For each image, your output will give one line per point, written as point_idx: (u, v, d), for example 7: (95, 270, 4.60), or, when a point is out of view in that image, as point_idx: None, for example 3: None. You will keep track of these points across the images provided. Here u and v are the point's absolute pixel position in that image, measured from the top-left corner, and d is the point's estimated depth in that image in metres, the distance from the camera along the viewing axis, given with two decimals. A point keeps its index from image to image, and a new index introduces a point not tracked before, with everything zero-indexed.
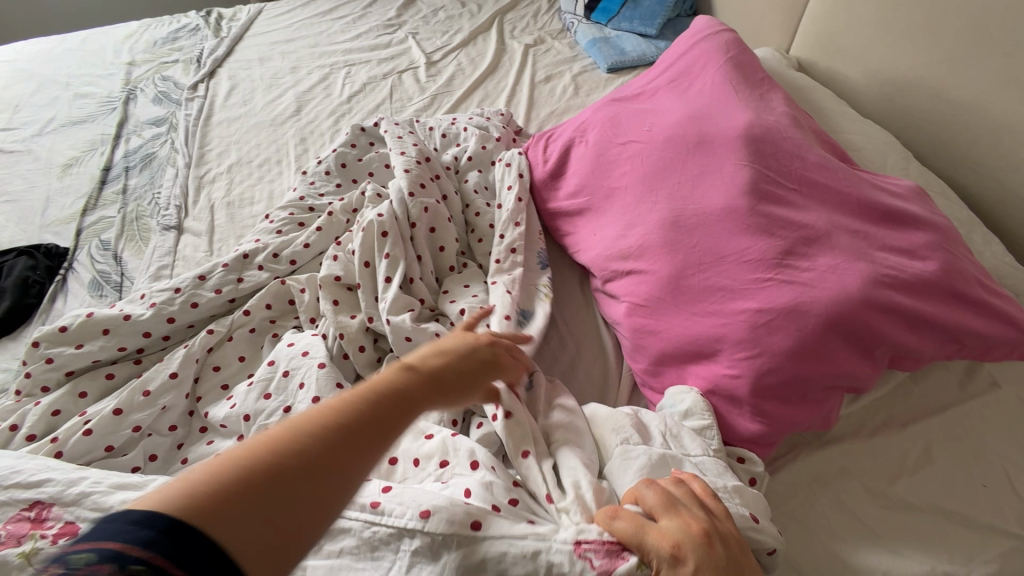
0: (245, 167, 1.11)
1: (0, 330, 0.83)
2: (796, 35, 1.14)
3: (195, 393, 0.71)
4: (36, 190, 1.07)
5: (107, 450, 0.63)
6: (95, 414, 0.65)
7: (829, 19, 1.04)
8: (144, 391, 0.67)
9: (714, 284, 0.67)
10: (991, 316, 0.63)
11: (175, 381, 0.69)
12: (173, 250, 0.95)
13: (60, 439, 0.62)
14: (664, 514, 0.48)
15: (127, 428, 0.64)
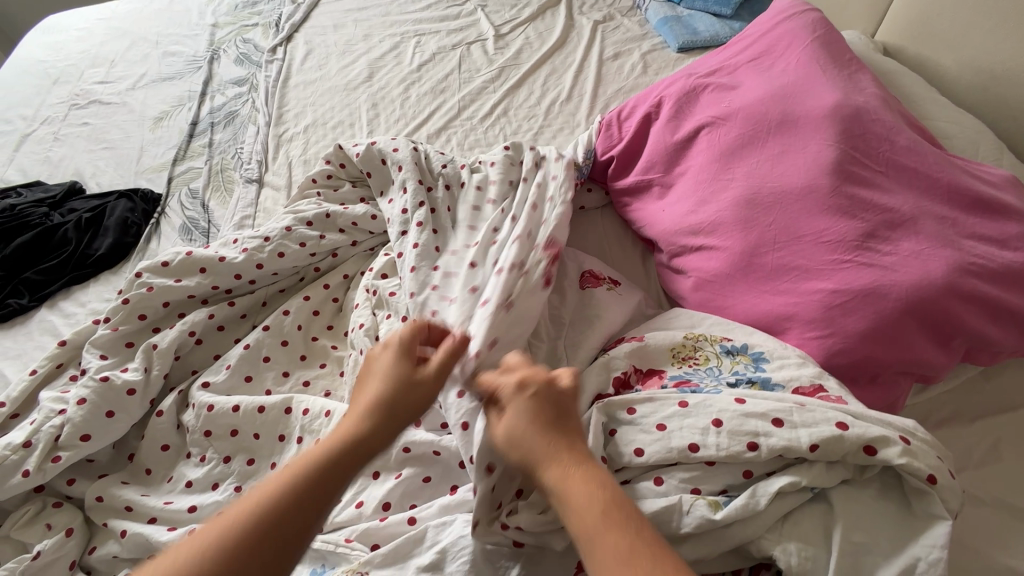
0: (321, 128, 1.16)
1: (105, 264, 0.92)
2: (884, 20, 1.10)
3: (303, 359, 0.78)
4: (131, 139, 1.15)
5: (235, 409, 0.69)
6: (228, 369, 0.74)
7: (924, 3, 1.00)
8: (264, 356, 0.76)
9: (788, 263, 0.67)
10: None
11: (286, 348, 0.78)
12: (255, 202, 1.01)
13: (215, 405, 0.69)
14: (872, 542, 0.48)
15: (260, 390, 0.74)
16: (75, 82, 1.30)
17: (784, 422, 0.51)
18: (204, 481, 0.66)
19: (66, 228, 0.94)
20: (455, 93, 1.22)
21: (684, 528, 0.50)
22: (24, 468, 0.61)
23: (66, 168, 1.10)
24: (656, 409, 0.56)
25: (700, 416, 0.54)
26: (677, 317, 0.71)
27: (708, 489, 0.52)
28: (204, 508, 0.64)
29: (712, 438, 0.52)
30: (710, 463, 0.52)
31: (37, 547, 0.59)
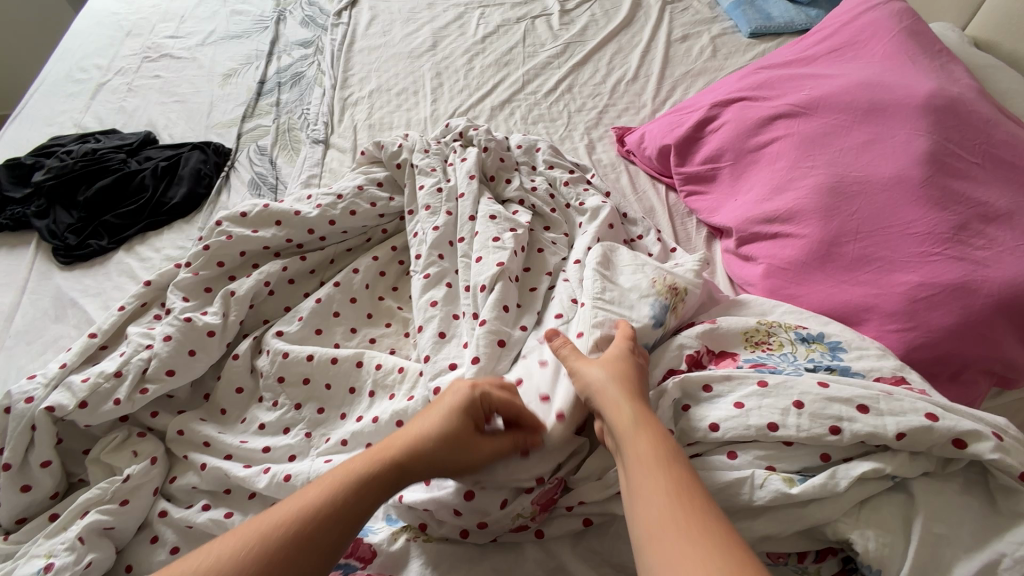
0: (385, 94, 1.16)
1: (179, 213, 0.95)
2: (977, 14, 1.05)
3: (368, 319, 0.79)
4: (202, 94, 1.18)
5: (308, 358, 0.71)
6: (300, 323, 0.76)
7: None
8: (334, 312, 0.78)
9: (871, 254, 0.65)
10: None
11: (354, 304, 0.79)
12: (321, 162, 1.03)
13: (291, 353, 0.72)
14: (953, 537, 0.47)
15: (329, 343, 0.76)
16: (146, 36, 1.33)
17: (871, 408, 0.50)
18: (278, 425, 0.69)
19: (144, 175, 0.97)
20: (519, 67, 1.21)
21: (757, 501, 0.50)
22: (115, 397, 0.65)
23: (140, 118, 1.13)
24: (735, 388, 0.55)
25: (780, 397, 0.53)
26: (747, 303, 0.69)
27: (783, 466, 0.51)
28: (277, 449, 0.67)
29: (794, 420, 0.51)
30: (789, 443, 0.51)
31: (127, 471, 0.62)
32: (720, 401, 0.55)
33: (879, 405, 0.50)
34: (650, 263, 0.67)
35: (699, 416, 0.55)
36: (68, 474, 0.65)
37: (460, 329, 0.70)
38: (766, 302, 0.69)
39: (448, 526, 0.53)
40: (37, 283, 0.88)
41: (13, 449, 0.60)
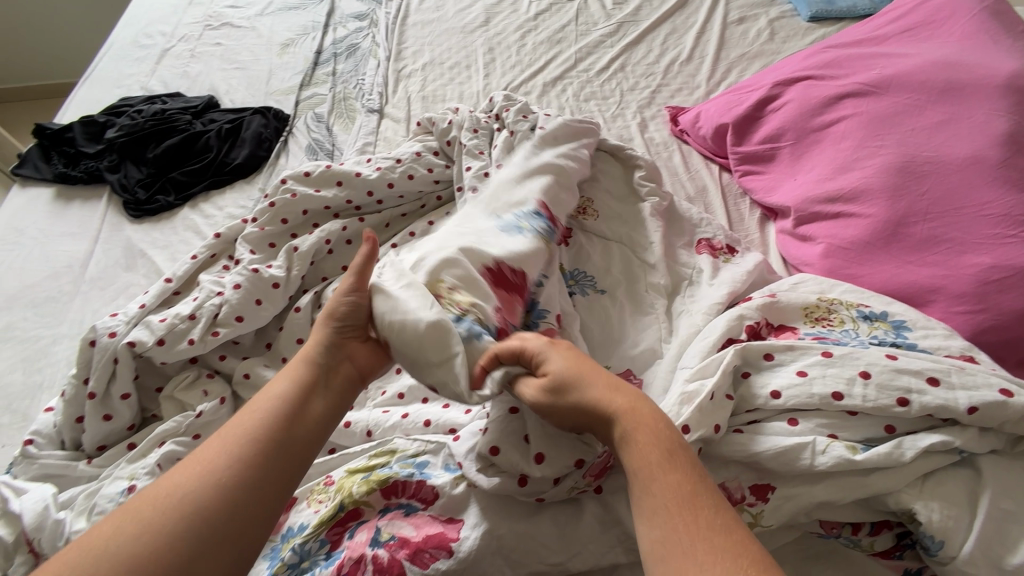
0: (438, 67, 1.18)
1: (240, 173, 0.98)
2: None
3: None
4: (261, 62, 1.21)
5: None
6: None
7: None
8: None
9: (941, 235, 0.64)
10: None
11: None
12: (376, 131, 1.05)
13: None
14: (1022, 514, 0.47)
15: None
16: (209, 5, 1.37)
17: (941, 381, 0.50)
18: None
19: (209, 136, 1.00)
20: (572, 45, 1.21)
21: (818, 466, 0.49)
22: (189, 337, 0.68)
23: (202, 83, 1.17)
24: (798, 357, 0.55)
25: (845, 367, 0.53)
26: (805, 281, 0.68)
27: (847, 436, 0.51)
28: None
29: (860, 389, 0.51)
30: (853, 413, 0.51)
31: (198, 408, 0.65)
32: (782, 370, 0.55)
33: (950, 379, 0.50)
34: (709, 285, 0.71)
35: (760, 383, 0.55)
36: (142, 409, 0.69)
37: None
38: (826, 279, 0.68)
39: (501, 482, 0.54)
40: (109, 233, 0.92)
41: (98, 379, 0.64)
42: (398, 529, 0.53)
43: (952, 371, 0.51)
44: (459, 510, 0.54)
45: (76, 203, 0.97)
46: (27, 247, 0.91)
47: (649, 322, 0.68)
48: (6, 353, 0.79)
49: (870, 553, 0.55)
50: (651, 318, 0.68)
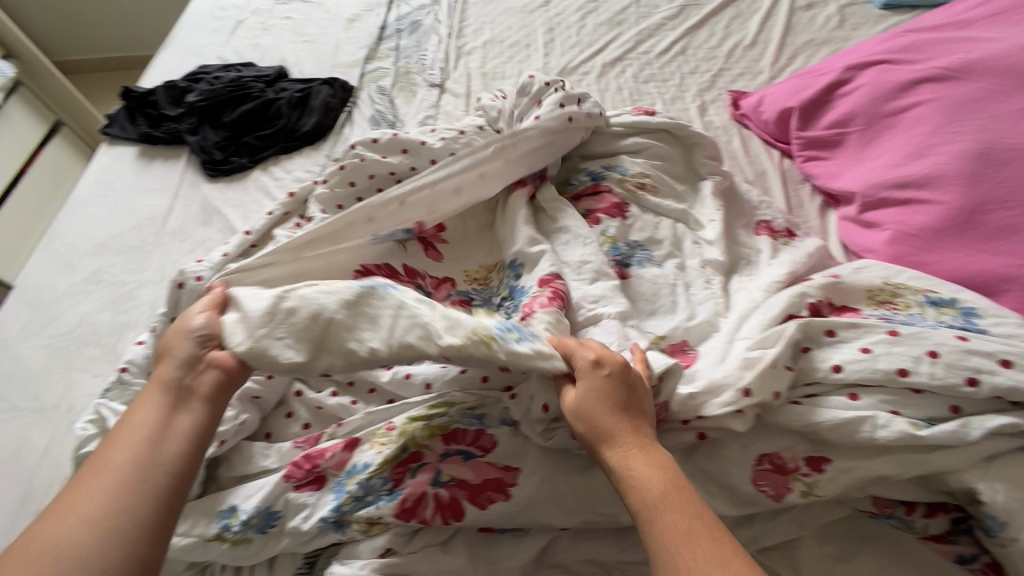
0: (498, 45, 1.20)
1: (308, 140, 1.03)
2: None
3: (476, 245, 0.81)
4: (328, 36, 1.26)
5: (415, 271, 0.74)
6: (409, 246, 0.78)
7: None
8: None
9: (1019, 224, 0.62)
10: None
11: None
12: (436, 105, 1.08)
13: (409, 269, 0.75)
14: None
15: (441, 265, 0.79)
16: None
17: (1013, 365, 0.50)
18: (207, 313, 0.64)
19: (280, 104, 1.05)
20: (632, 26, 1.20)
21: (878, 439, 0.50)
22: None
23: (273, 54, 1.22)
24: (862, 335, 0.55)
25: (912, 346, 0.52)
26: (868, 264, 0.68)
27: (909, 413, 0.51)
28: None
29: (927, 368, 0.51)
30: (918, 391, 0.51)
31: None
32: (844, 347, 0.55)
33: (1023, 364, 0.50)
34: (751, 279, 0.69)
35: (821, 358, 0.55)
36: None
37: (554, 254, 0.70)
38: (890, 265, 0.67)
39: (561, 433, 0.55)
40: (187, 191, 0.98)
41: None
42: (456, 473, 0.57)
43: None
44: (512, 459, 0.57)
45: (158, 161, 1.04)
46: (114, 200, 0.98)
47: (706, 296, 0.67)
48: (98, 294, 0.86)
49: (922, 535, 0.55)
50: (708, 293, 0.68)
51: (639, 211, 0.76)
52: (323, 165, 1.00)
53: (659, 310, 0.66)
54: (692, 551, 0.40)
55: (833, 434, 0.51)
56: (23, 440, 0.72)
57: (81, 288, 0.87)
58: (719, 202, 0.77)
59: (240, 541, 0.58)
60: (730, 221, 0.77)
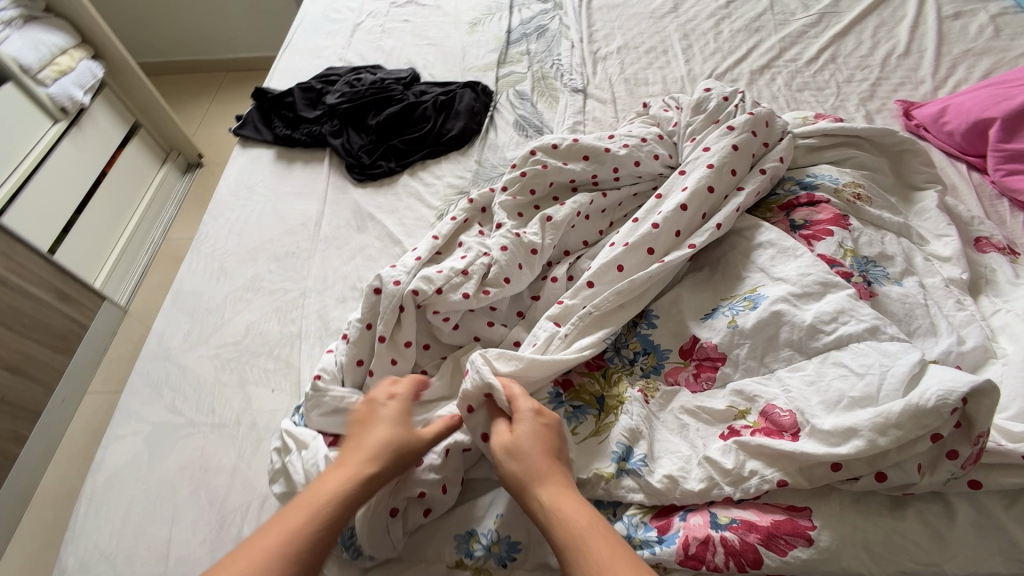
0: (634, 51, 1.16)
1: (455, 144, 0.99)
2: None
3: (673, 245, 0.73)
4: (452, 39, 1.23)
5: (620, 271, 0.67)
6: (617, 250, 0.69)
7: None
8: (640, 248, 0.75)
9: None
10: None
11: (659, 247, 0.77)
12: (582, 110, 1.03)
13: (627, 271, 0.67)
14: None
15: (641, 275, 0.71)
16: None
17: None
18: (478, 391, 0.55)
19: (426, 107, 1.02)
20: (772, 33, 1.16)
21: None
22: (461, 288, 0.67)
23: (399, 57, 1.19)
24: None
25: None
26: None
27: None
28: (582, 383, 0.63)
29: None
30: None
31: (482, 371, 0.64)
32: None
33: None
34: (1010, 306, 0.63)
35: None
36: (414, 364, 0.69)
37: (778, 274, 0.63)
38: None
39: (864, 479, 0.49)
40: (336, 196, 0.94)
41: (388, 328, 0.65)
42: (737, 514, 0.51)
43: None
44: (801, 499, 0.51)
45: (298, 164, 1.00)
46: (259, 203, 0.94)
47: (966, 318, 0.62)
48: (259, 302, 0.81)
49: None
50: (967, 314, 0.62)
51: (859, 225, 0.71)
52: (474, 170, 0.95)
53: (917, 332, 0.60)
54: (622, 570, 0.41)
55: None
56: (209, 459, 0.67)
57: (241, 296, 0.82)
58: (945, 219, 0.73)
59: (481, 570, 0.54)
60: (960, 238, 0.72)
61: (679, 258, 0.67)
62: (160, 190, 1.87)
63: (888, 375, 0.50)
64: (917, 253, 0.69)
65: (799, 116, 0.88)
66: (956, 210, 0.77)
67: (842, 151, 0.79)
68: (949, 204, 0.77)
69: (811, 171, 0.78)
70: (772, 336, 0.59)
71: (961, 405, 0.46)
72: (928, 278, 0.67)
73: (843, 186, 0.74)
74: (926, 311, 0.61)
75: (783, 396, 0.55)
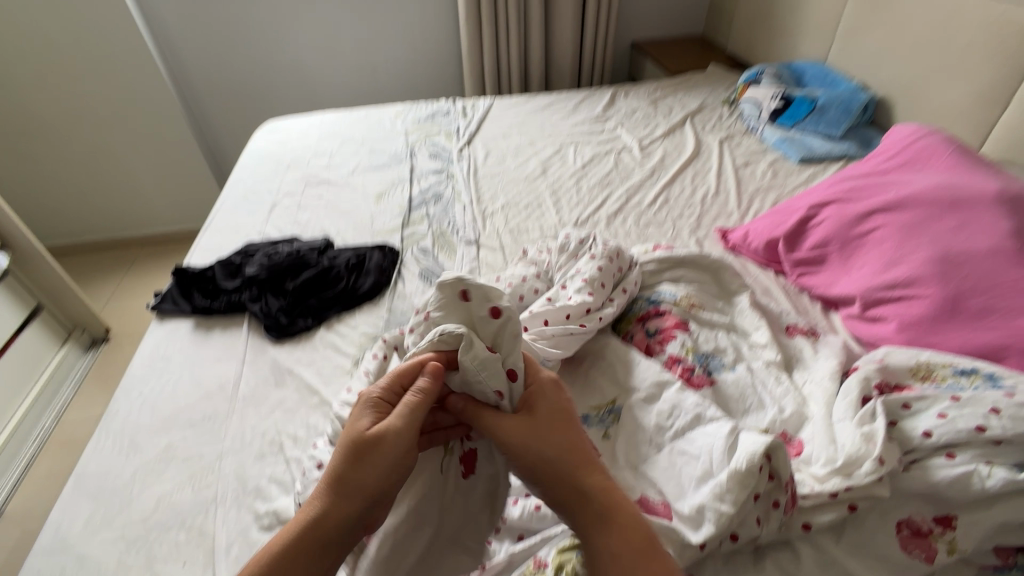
0: (515, 207, 1.42)
1: (367, 297, 1.12)
2: (1010, 108, 1.23)
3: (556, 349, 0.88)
4: (362, 209, 1.43)
5: None
6: None
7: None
8: None
9: (992, 307, 0.81)
10: None
11: None
12: (477, 258, 1.23)
13: None
14: None
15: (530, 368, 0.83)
16: (305, 168, 1.63)
17: None
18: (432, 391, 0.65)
19: (339, 268, 1.16)
20: (619, 186, 1.49)
21: (990, 488, 0.58)
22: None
23: (314, 227, 1.36)
24: (937, 404, 0.67)
25: (977, 407, 0.64)
26: (894, 351, 0.82)
27: (1001, 461, 0.61)
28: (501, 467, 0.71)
29: (995, 423, 0.62)
30: (999, 442, 0.62)
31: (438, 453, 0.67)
32: (926, 418, 0.66)
33: None
34: (814, 376, 0.81)
35: (912, 429, 0.65)
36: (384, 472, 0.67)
37: (637, 375, 0.77)
38: (911, 348, 0.83)
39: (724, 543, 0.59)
40: (254, 356, 1.01)
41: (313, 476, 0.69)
42: None
43: None
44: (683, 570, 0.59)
45: (216, 331, 1.07)
46: (176, 372, 0.98)
47: (783, 391, 0.78)
48: (173, 472, 0.81)
49: None
50: (784, 388, 0.79)
51: (697, 327, 0.90)
52: (386, 317, 1.07)
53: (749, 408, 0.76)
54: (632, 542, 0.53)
55: (939, 494, 0.60)
56: None
57: (152, 468, 0.82)
58: (758, 314, 0.94)
59: None
60: (771, 328, 0.93)
61: (556, 357, 0.82)
62: (57, 371, 1.78)
63: (713, 450, 0.63)
64: (745, 345, 0.89)
65: (643, 248, 1.12)
66: (767, 308, 0.99)
67: (677, 272, 1.01)
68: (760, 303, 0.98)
69: (656, 288, 0.99)
70: (640, 429, 0.71)
71: (767, 459, 0.59)
72: (757, 362, 0.84)
73: (680, 298, 0.95)
74: (754, 391, 0.78)
75: (653, 486, 0.66)
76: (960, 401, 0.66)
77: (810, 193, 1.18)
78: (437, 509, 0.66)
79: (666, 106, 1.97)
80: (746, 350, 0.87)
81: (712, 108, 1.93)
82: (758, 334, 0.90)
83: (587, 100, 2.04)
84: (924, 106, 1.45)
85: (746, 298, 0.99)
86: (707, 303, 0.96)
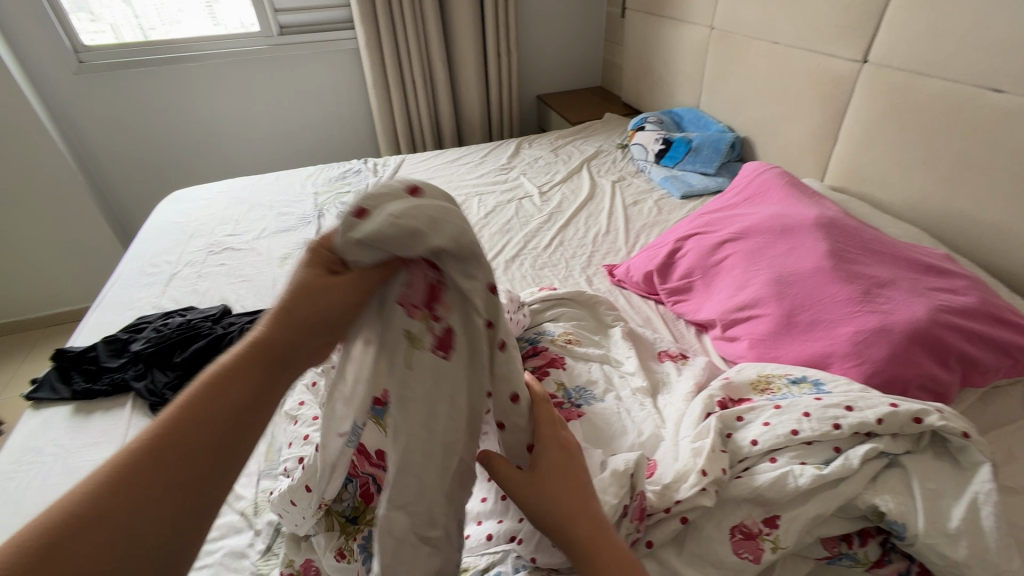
0: None
1: None
2: (838, 143, 1.42)
3: None
4: (264, 274, 1.44)
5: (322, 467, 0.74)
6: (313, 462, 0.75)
7: (898, 73, 1.22)
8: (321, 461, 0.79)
9: (817, 319, 0.92)
10: (1017, 332, 0.88)
11: None
12: None
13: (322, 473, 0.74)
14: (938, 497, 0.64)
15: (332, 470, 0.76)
16: (209, 236, 1.62)
17: (854, 407, 0.71)
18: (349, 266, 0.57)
19: (232, 335, 1.15)
20: (518, 232, 1.58)
21: (801, 485, 0.65)
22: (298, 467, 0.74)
23: (213, 295, 1.36)
24: (763, 413, 0.75)
25: (792, 412, 0.72)
26: (742, 367, 0.90)
27: (813, 460, 0.68)
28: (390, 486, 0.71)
29: (804, 424, 0.70)
30: (810, 442, 0.69)
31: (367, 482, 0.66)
32: (753, 427, 0.73)
33: (862, 403, 0.71)
34: (673, 398, 0.88)
35: (742, 440, 0.72)
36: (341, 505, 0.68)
37: None
38: (757, 363, 0.92)
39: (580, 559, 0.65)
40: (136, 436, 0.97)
41: None
42: None
43: (868, 399, 0.72)
44: None
45: (97, 414, 1.03)
46: (48, 463, 0.93)
47: (644, 415, 0.84)
48: None
49: (869, 564, 0.67)
50: (645, 413, 0.85)
51: (571, 362, 0.95)
52: None
53: (615, 435, 0.81)
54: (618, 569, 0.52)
55: (761, 495, 0.66)
56: None
57: None
58: (628, 344, 1.01)
59: None
60: (642, 356, 1.00)
61: None
62: None
63: None
64: (616, 374, 0.95)
65: (529, 290, 1.18)
66: (640, 336, 1.07)
67: (556, 311, 1.08)
68: (633, 333, 1.06)
69: (537, 329, 1.04)
70: None
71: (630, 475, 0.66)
72: (624, 390, 0.91)
73: (557, 335, 1.01)
74: (617, 419, 0.84)
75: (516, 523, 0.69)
76: (779, 408, 0.74)
77: (679, 228, 1.31)
78: (425, 409, 0.57)
79: (566, 153, 2.12)
80: (615, 379, 0.94)
81: (607, 152, 2.09)
82: (628, 363, 0.97)
83: (493, 152, 2.15)
84: (777, 143, 1.64)
85: (621, 330, 1.07)
86: (583, 338, 1.03)
